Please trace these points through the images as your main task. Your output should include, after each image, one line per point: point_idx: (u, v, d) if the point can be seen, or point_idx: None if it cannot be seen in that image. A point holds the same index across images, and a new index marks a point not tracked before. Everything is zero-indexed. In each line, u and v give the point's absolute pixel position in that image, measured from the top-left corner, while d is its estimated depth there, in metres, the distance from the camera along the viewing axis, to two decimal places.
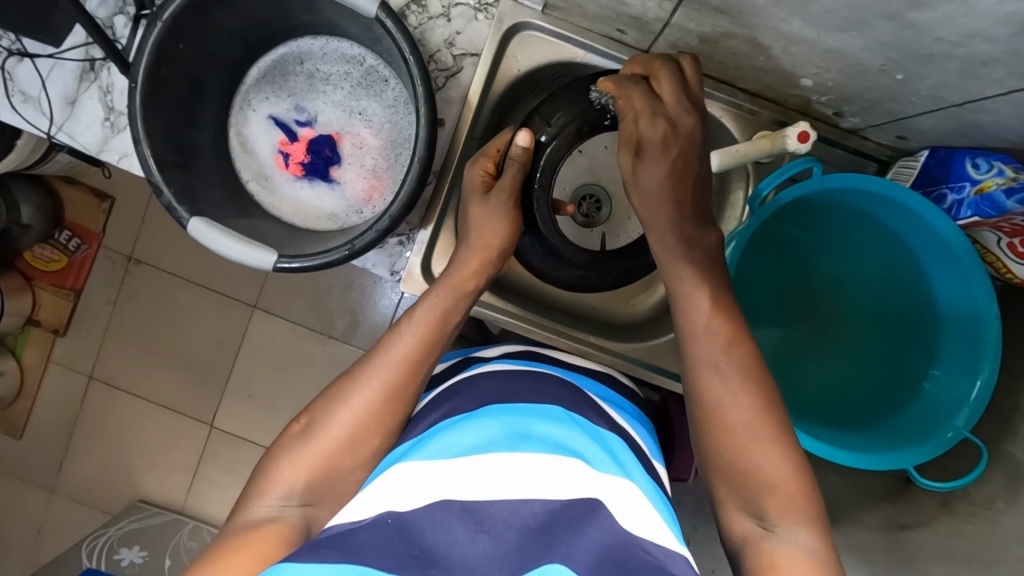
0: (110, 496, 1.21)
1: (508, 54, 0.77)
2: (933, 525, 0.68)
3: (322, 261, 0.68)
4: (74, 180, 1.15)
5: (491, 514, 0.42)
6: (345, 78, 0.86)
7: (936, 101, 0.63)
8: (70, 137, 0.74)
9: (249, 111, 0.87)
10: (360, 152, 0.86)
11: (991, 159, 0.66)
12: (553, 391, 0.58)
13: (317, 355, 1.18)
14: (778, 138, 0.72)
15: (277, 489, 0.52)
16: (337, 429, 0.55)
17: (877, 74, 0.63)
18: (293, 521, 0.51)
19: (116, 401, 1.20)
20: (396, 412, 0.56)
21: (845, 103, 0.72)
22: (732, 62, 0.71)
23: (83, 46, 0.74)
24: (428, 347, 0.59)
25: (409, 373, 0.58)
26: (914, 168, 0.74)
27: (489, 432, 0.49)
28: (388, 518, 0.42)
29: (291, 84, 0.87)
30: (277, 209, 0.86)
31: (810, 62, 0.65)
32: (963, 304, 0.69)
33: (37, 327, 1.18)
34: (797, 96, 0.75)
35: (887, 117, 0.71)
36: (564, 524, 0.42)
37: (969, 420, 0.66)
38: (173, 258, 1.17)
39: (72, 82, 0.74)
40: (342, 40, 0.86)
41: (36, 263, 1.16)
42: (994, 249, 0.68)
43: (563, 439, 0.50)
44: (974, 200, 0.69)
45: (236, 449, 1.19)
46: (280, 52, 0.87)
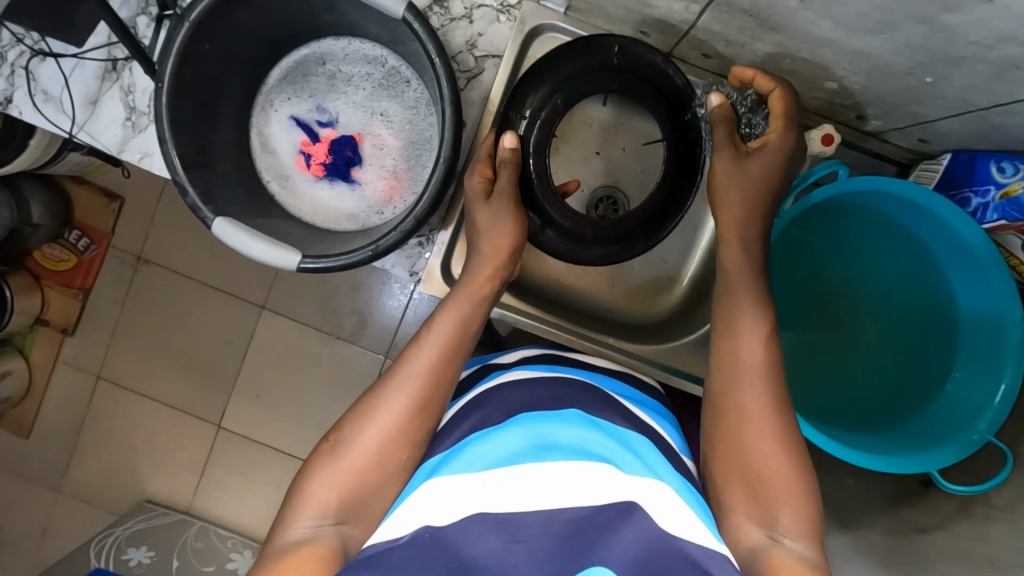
0: (116, 497, 1.20)
1: (530, 56, 0.77)
2: (952, 527, 0.68)
3: (346, 262, 0.68)
4: (84, 180, 1.15)
5: (527, 524, 0.41)
6: (367, 79, 0.87)
7: (964, 104, 0.63)
8: (90, 137, 0.74)
9: (270, 111, 0.88)
10: (380, 153, 0.86)
11: (1016, 163, 0.67)
12: (574, 395, 0.56)
13: (325, 356, 1.18)
14: (803, 143, 0.74)
15: (310, 511, 0.50)
16: (364, 446, 0.53)
17: (905, 78, 0.63)
18: (330, 541, 0.48)
19: (124, 402, 1.20)
20: (424, 422, 0.55)
21: (867, 106, 0.72)
22: (757, 64, 0.72)
23: (105, 46, 0.74)
24: (447, 356, 0.59)
25: (433, 384, 0.57)
26: (936, 170, 0.76)
27: (512, 445, 0.47)
28: (425, 532, 0.42)
29: (312, 85, 0.88)
30: (297, 209, 0.86)
31: (836, 63, 0.65)
32: (985, 307, 0.68)
33: (46, 327, 1.18)
34: (818, 99, 0.75)
35: (911, 120, 0.71)
36: (599, 531, 0.41)
37: (992, 424, 0.65)
38: (184, 259, 1.17)
39: (93, 82, 0.74)
40: (364, 42, 0.86)
41: (44, 262, 1.16)
42: (1018, 253, 0.70)
43: (587, 443, 0.47)
44: (999, 204, 0.70)
45: (243, 450, 1.19)
46: (302, 53, 0.87)
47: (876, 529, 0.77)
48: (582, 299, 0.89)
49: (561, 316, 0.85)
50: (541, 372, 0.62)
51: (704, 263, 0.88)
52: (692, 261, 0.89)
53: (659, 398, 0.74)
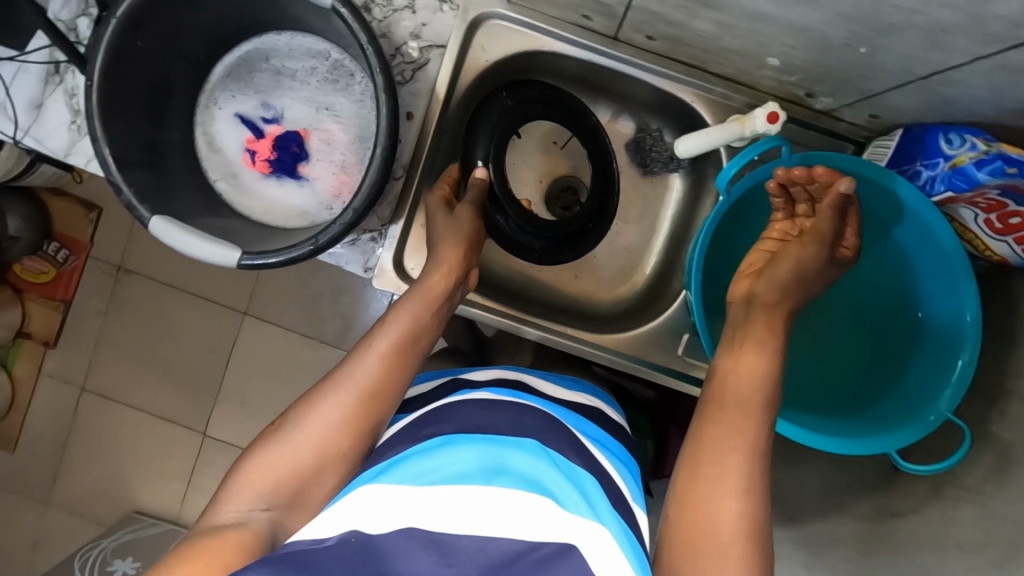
0: (106, 510, 1.17)
1: (476, 45, 0.79)
2: (924, 510, 0.69)
3: (287, 257, 0.67)
4: (63, 191, 1.13)
5: (460, 546, 0.40)
6: (312, 74, 0.84)
7: (905, 75, 0.63)
8: (36, 141, 0.75)
9: (214, 109, 0.85)
10: (329, 148, 0.84)
11: (963, 134, 0.64)
12: (537, 425, 0.54)
13: (308, 361, 1.16)
14: (749, 121, 0.73)
15: (244, 494, 0.49)
16: (310, 431, 0.52)
17: (842, 49, 0.63)
18: (257, 527, 0.48)
19: (111, 413, 1.17)
20: (376, 411, 0.55)
21: (816, 82, 0.73)
22: (700, 43, 0.73)
23: (46, 49, 0.75)
24: (403, 349, 0.58)
25: (389, 372, 0.56)
26: (889, 146, 0.75)
27: (464, 461, 0.47)
28: (353, 536, 0.41)
29: (257, 81, 0.85)
30: (247, 206, 0.83)
31: (775, 39, 0.66)
32: (948, 289, 0.72)
33: (29, 340, 1.15)
34: (768, 78, 0.76)
35: (859, 95, 0.72)
36: (531, 565, 0.40)
37: (951, 402, 0.68)
38: (165, 267, 1.15)
39: (36, 86, 0.75)
40: (307, 36, 0.84)
41: (26, 275, 1.13)
42: (972, 226, 0.70)
43: (536, 474, 0.46)
44: (947, 174, 0.68)
45: (231, 458, 1.16)
46: (246, 48, 0.85)
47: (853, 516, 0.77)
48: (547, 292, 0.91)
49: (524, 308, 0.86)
50: (505, 396, 0.58)
51: (669, 246, 0.92)
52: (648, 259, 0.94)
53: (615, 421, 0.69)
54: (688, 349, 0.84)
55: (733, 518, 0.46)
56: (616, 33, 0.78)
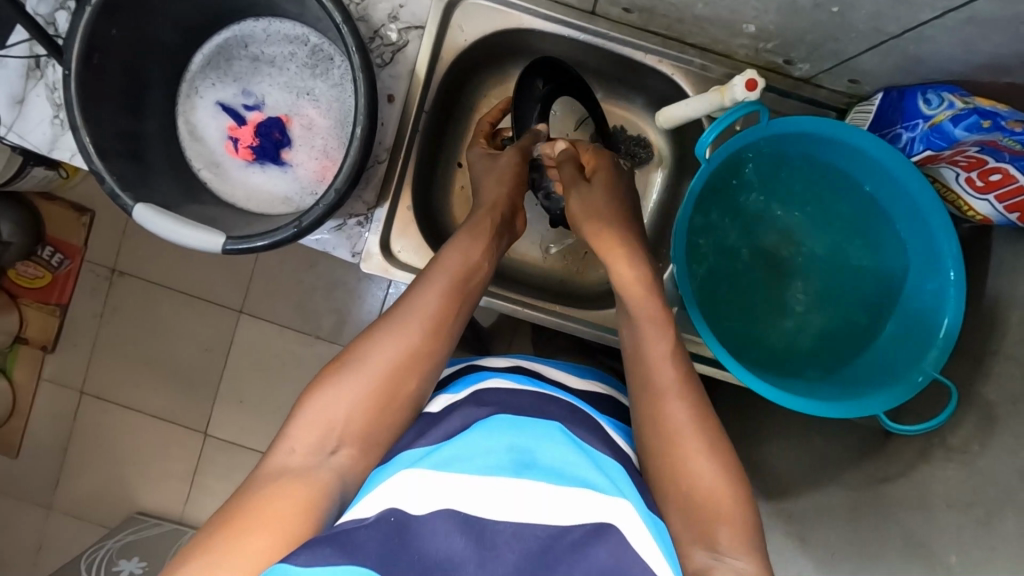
0: (108, 512, 1.18)
1: (453, 26, 0.81)
2: (910, 475, 0.66)
3: (271, 241, 0.68)
4: (53, 196, 1.13)
5: (498, 531, 0.40)
6: (291, 59, 0.85)
7: (877, 34, 0.64)
8: (19, 137, 0.75)
9: (195, 98, 0.86)
10: (310, 134, 0.84)
11: (941, 93, 0.65)
12: (565, 414, 0.52)
13: (304, 356, 1.16)
14: (728, 90, 0.73)
15: (312, 435, 0.48)
16: (378, 365, 0.51)
17: (813, 10, 0.64)
18: (323, 480, 0.46)
19: (110, 415, 1.17)
20: (435, 350, 0.54)
21: (791, 48, 0.74)
22: (674, 13, 0.74)
23: (26, 44, 0.76)
24: (454, 293, 0.57)
25: (444, 312, 0.55)
26: (869, 112, 0.75)
27: (496, 453, 0.45)
28: (391, 515, 0.40)
29: (236, 69, 0.86)
30: (230, 195, 0.84)
31: (747, 4, 0.67)
32: (926, 256, 0.72)
33: (26, 344, 1.16)
34: (743, 46, 0.76)
35: (835, 60, 0.72)
36: (568, 548, 0.40)
37: (937, 362, 0.67)
38: (156, 267, 1.15)
39: (18, 81, 0.76)
40: (284, 22, 0.85)
41: (20, 281, 1.14)
42: (954, 185, 0.70)
43: (567, 466, 0.45)
44: (926, 133, 0.68)
45: (230, 455, 1.16)
46: (224, 37, 0.86)
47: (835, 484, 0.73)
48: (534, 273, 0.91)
49: (513, 291, 0.85)
50: (523, 384, 0.56)
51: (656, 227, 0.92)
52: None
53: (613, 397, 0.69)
54: (679, 323, 0.82)
55: (709, 476, 0.46)
56: (592, 7, 0.79)
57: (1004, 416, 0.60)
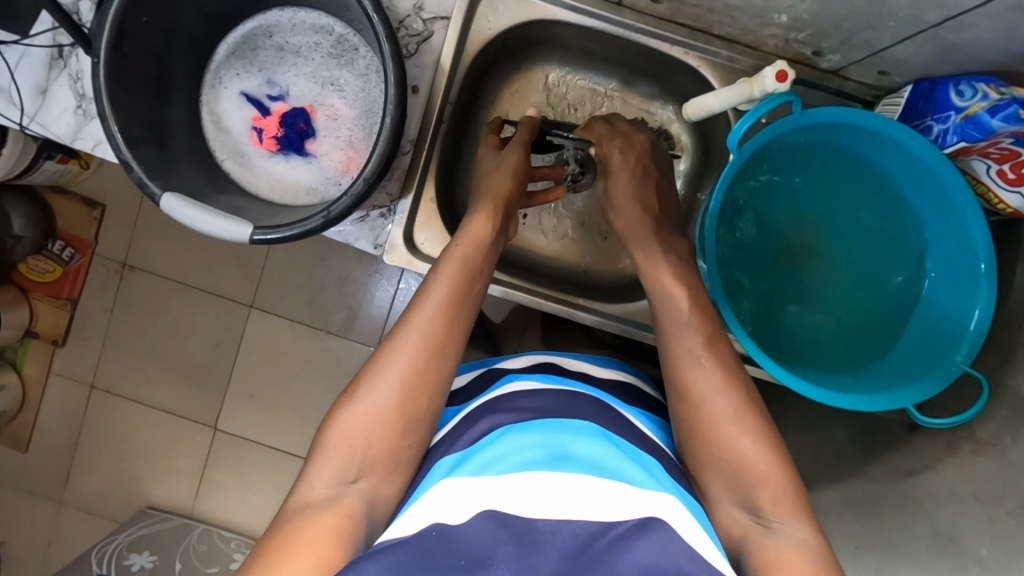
0: (118, 506, 1.18)
1: (479, 16, 0.79)
2: (939, 467, 0.67)
3: (300, 230, 0.67)
4: (64, 189, 1.12)
5: (540, 529, 0.41)
6: (315, 49, 0.84)
7: (916, 23, 0.63)
8: (42, 127, 0.74)
9: (219, 89, 0.85)
10: (334, 124, 0.83)
11: (975, 84, 0.65)
12: (590, 409, 0.55)
13: (316, 352, 1.16)
14: (758, 82, 0.71)
15: (332, 466, 0.50)
16: (386, 388, 0.53)
17: None
18: (351, 505, 0.49)
19: (120, 410, 1.17)
20: (443, 360, 0.55)
21: (823, 38, 0.72)
22: (706, 3, 0.73)
23: (50, 32, 0.73)
24: (456, 301, 0.58)
25: (449, 322, 0.56)
26: (898, 103, 0.75)
27: (527, 450, 0.47)
28: (431, 530, 0.42)
29: (261, 59, 0.85)
30: (254, 185, 0.83)
31: None
32: (951, 236, 0.71)
33: (37, 339, 1.15)
34: (773, 36, 0.76)
35: (866, 51, 0.71)
36: (610, 545, 0.41)
37: (969, 354, 0.67)
38: (167, 262, 1.15)
39: (41, 70, 0.74)
40: (309, 11, 0.84)
41: (31, 275, 1.13)
42: (984, 178, 0.69)
43: (602, 460, 0.47)
44: (959, 125, 0.67)
45: (241, 450, 1.16)
46: (248, 26, 0.85)
47: (863, 479, 0.75)
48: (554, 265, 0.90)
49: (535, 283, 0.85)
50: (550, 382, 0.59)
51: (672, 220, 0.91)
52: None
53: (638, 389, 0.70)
54: None
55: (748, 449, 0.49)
56: None
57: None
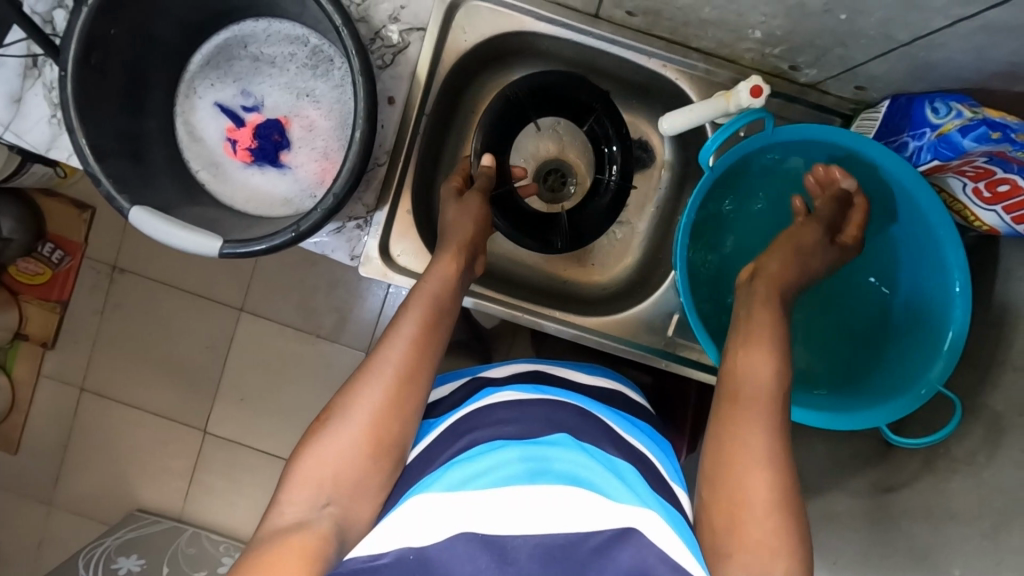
0: (107, 509, 1.16)
1: (456, 27, 0.77)
2: (915, 484, 0.65)
3: (269, 245, 0.65)
4: (54, 192, 1.11)
5: (516, 546, 0.40)
6: (291, 59, 0.82)
7: (887, 41, 0.61)
8: (17, 136, 0.73)
9: (194, 99, 0.83)
10: (310, 135, 0.82)
11: (948, 101, 0.63)
12: (571, 421, 0.53)
13: (305, 355, 1.14)
14: (733, 96, 0.73)
15: (305, 492, 0.48)
16: (359, 414, 0.52)
17: (821, 16, 0.61)
18: (323, 529, 0.46)
19: (109, 413, 1.15)
20: (414, 388, 0.54)
21: (797, 53, 0.70)
22: (680, 17, 0.71)
23: (24, 41, 0.72)
24: (427, 328, 0.58)
25: (418, 347, 0.56)
26: (875, 119, 0.73)
27: (508, 465, 0.46)
28: (409, 553, 0.41)
29: (236, 69, 0.83)
30: (229, 197, 0.81)
31: (755, 8, 0.64)
32: (932, 258, 0.69)
33: (26, 341, 1.14)
34: (749, 50, 0.73)
35: (840, 66, 0.70)
36: (591, 552, 0.41)
37: (944, 372, 0.65)
38: (157, 265, 1.13)
39: (15, 79, 0.73)
40: (284, 22, 0.82)
41: (21, 277, 1.12)
42: (960, 196, 0.65)
43: (578, 469, 0.46)
44: (933, 143, 0.66)
45: (231, 453, 1.15)
46: (223, 37, 0.83)
47: (844, 493, 0.74)
48: (534, 275, 0.88)
49: (511, 294, 0.83)
50: (531, 393, 0.57)
51: (656, 232, 0.89)
52: (637, 245, 0.90)
53: (616, 402, 0.67)
54: (678, 329, 0.82)
55: (763, 494, 0.47)
56: (597, 9, 0.76)
57: (1009, 427, 0.58)
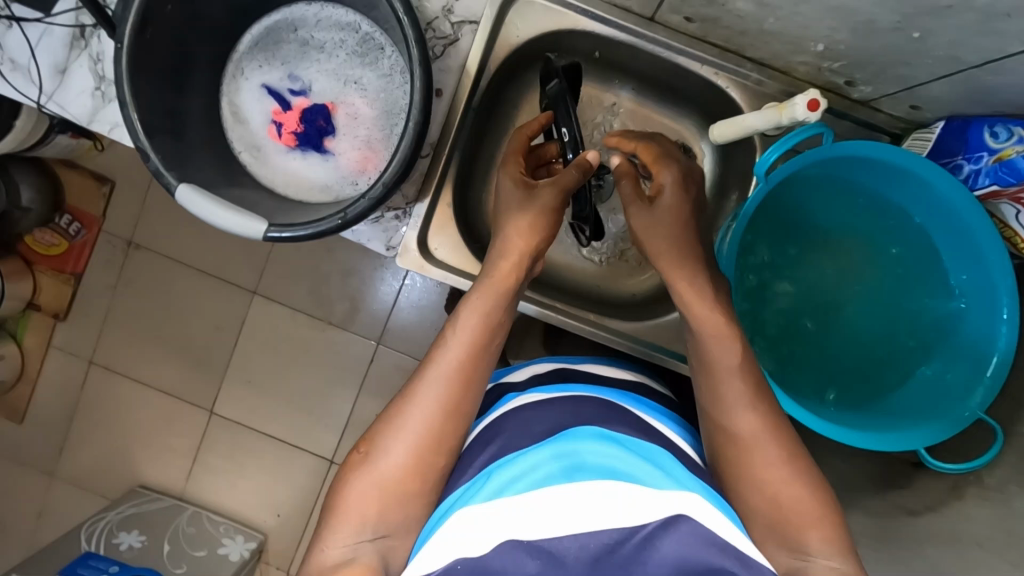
0: (108, 483, 1.12)
1: (508, 24, 0.70)
2: (942, 509, 0.62)
3: (314, 231, 0.59)
4: (75, 163, 1.08)
5: (565, 550, 0.36)
6: (340, 46, 0.74)
7: (953, 63, 0.55)
8: (60, 107, 0.66)
9: (240, 80, 0.74)
10: (355, 123, 0.74)
11: (1011, 125, 0.57)
12: (599, 414, 0.47)
13: (314, 344, 1.10)
14: (787, 108, 0.64)
15: (347, 526, 0.43)
16: (399, 449, 0.44)
17: (889, 34, 0.55)
18: (370, 564, 0.41)
19: (117, 388, 1.12)
20: (460, 420, 0.46)
21: (856, 70, 0.63)
22: (739, 25, 0.63)
23: (73, 10, 0.65)
24: (476, 348, 0.48)
25: (468, 371, 0.47)
26: (928, 140, 0.65)
27: (538, 465, 0.40)
28: (458, 564, 0.37)
29: (283, 52, 0.75)
30: (267, 181, 0.73)
31: (820, 21, 0.57)
32: (970, 276, 0.64)
33: (38, 311, 1.10)
34: (805, 63, 0.66)
35: (900, 85, 0.62)
36: (638, 549, 0.37)
37: (985, 400, 0.61)
38: (174, 242, 1.09)
39: (62, 50, 0.65)
40: (338, 7, 0.75)
41: (36, 247, 1.08)
42: (1013, 224, 0.61)
43: (619, 464, 0.41)
44: (992, 168, 0.60)
45: (234, 436, 1.10)
46: (273, 18, 0.75)
47: (861, 513, 0.71)
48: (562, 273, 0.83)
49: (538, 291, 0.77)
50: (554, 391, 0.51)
51: None
52: None
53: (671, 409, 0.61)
54: None
55: (789, 485, 0.45)
56: (653, 12, 0.67)
57: None
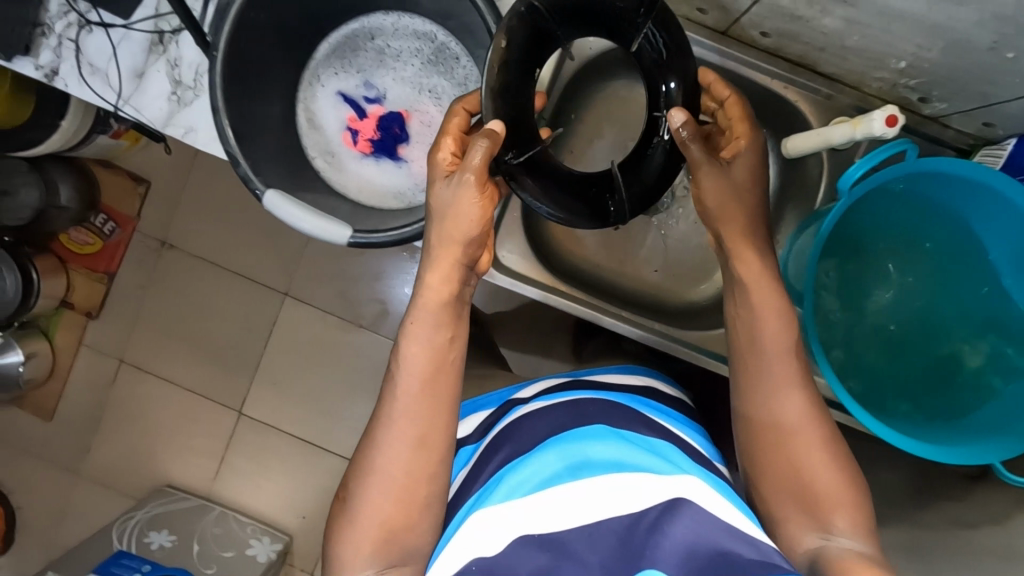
0: (133, 483, 1.06)
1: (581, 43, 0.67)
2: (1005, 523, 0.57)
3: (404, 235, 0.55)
4: (111, 163, 1.02)
5: (576, 540, 0.38)
6: (416, 55, 0.70)
7: None
8: (135, 111, 0.63)
9: (317, 87, 0.71)
10: (428, 131, 0.70)
11: None
12: (597, 412, 0.47)
13: (339, 346, 1.04)
14: (862, 123, 0.56)
15: (361, 555, 0.43)
16: (373, 485, 0.44)
17: (982, 54, 0.52)
18: None
19: (151, 389, 1.06)
20: (436, 444, 0.45)
21: (936, 86, 0.59)
22: (817, 42, 0.59)
23: (154, 17, 0.62)
24: (433, 375, 0.47)
25: (431, 393, 0.46)
26: (1000, 155, 0.62)
27: (546, 464, 0.42)
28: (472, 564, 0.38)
29: (360, 60, 0.71)
30: (343, 188, 0.70)
31: (907, 39, 0.54)
32: None
33: (70, 310, 1.04)
34: (880, 80, 0.62)
35: (978, 102, 0.59)
36: (647, 532, 0.38)
37: None
38: (209, 241, 1.04)
39: (140, 54, 0.63)
40: (413, 16, 0.69)
41: (71, 245, 1.02)
42: None
43: (618, 457, 0.43)
44: None
45: (262, 437, 1.05)
46: (351, 26, 0.70)
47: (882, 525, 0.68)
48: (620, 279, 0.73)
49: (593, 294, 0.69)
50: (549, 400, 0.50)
51: None
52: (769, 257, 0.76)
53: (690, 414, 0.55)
54: None
55: (830, 472, 0.46)
56: (728, 27, 0.63)
57: None
